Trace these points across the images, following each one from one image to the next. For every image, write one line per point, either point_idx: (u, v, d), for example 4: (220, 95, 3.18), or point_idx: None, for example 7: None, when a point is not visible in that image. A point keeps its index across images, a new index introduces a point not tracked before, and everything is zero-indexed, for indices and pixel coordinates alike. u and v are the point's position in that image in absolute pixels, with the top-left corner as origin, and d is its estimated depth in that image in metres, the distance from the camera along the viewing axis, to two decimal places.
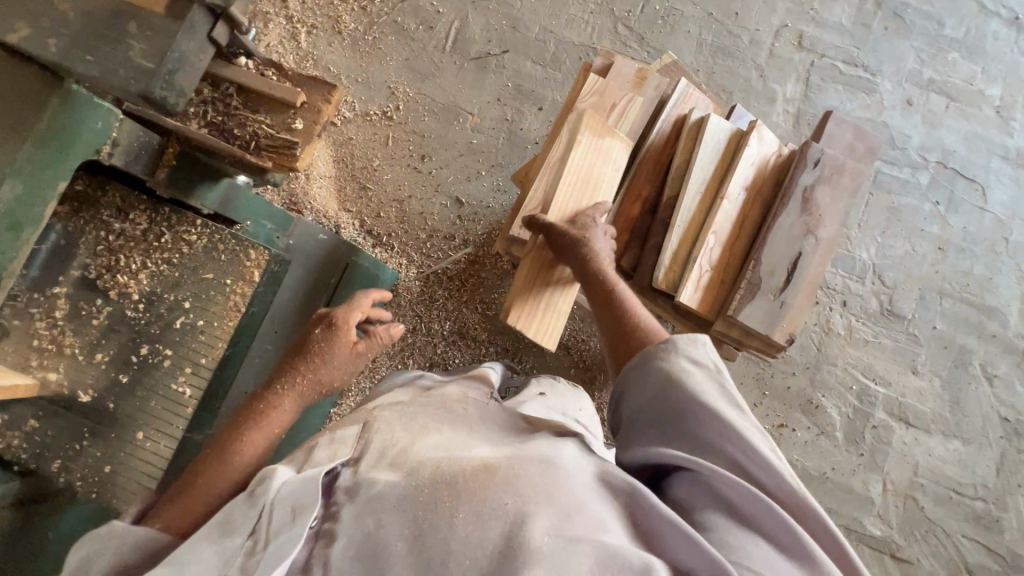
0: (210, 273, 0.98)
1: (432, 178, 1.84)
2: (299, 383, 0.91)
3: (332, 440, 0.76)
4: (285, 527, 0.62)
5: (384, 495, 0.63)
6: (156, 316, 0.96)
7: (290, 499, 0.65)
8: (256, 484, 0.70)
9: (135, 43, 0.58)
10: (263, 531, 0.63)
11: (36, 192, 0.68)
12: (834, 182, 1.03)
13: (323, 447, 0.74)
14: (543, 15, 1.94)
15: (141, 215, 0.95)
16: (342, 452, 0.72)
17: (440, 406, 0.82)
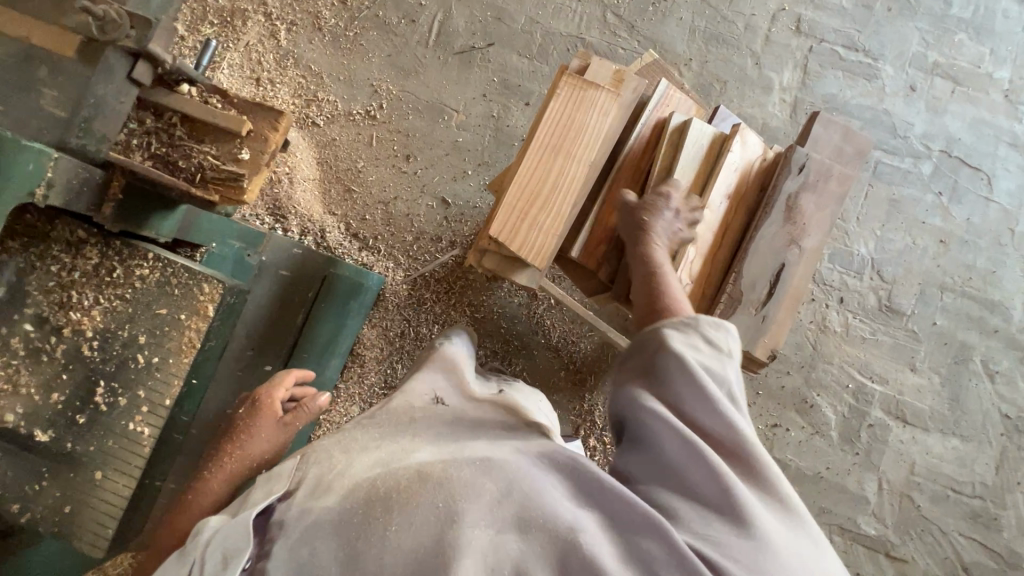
0: (163, 308, 0.86)
1: (417, 178, 1.80)
2: (222, 466, 0.87)
3: (269, 474, 0.71)
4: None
5: (320, 525, 0.61)
6: (113, 358, 0.84)
7: (222, 547, 0.62)
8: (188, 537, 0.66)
9: (45, 90, 0.67)
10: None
11: None
12: (819, 189, 0.99)
13: (261, 484, 0.70)
14: (529, 5, 1.87)
15: (93, 248, 0.84)
16: (281, 481, 0.68)
17: (390, 422, 0.76)
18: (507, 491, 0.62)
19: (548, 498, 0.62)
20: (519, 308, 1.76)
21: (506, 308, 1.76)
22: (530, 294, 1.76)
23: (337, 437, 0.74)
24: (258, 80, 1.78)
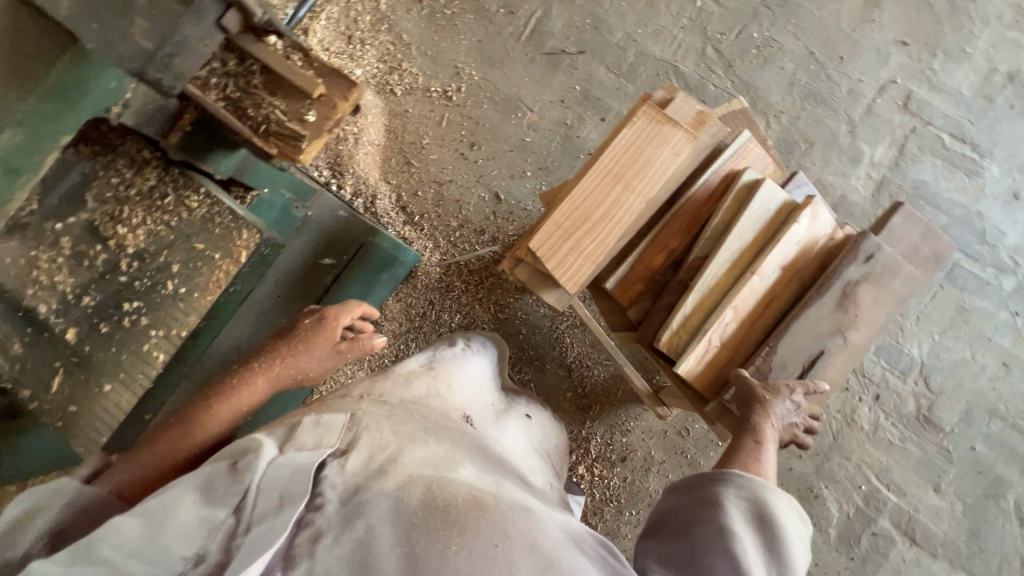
0: (200, 242, 0.89)
1: (476, 168, 1.80)
2: (274, 366, 0.97)
3: (318, 422, 0.70)
4: (268, 516, 0.56)
5: (375, 505, 0.59)
6: (146, 275, 0.88)
7: (275, 484, 0.58)
8: (241, 457, 0.64)
9: (139, 20, 0.69)
10: (246, 507, 0.57)
11: (41, 139, 0.75)
12: (881, 282, 0.93)
13: (307, 429, 0.68)
14: (630, 22, 1.83)
15: (152, 171, 0.91)
16: (332, 436, 0.66)
17: (417, 412, 0.76)
18: (557, 553, 0.61)
19: (584, 571, 0.61)
20: (543, 320, 1.74)
21: (530, 316, 1.74)
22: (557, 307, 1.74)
23: (381, 409, 0.74)
24: (350, 37, 1.82)
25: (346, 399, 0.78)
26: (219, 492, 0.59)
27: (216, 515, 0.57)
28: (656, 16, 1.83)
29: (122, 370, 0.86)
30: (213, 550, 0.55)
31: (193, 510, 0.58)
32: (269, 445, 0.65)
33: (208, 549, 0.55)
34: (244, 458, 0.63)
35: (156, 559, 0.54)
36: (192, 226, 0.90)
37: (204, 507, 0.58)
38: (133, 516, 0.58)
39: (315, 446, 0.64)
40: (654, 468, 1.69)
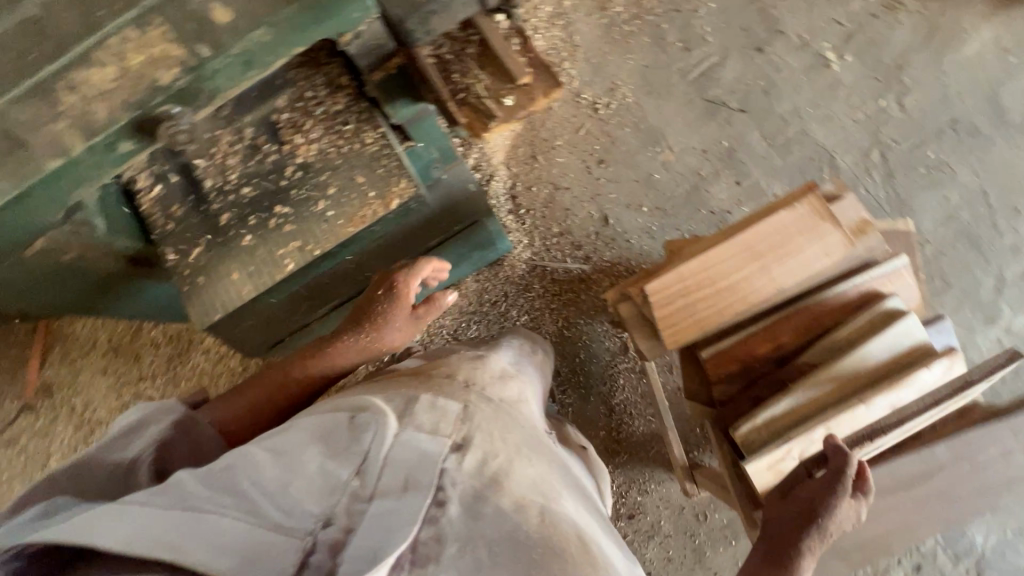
0: (362, 175, 0.81)
1: (596, 185, 1.80)
2: (356, 342, 1.00)
3: (432, 403, 0.71)
4: (390, 493, 0.59)
5: (487, 510, 0.62)
6: (303, 188, 0.82)
7: (396, 462, 0.62)
8: (362, 414, 0.67)
9: None
10: (366, 475, 0.61)
11: (279, 45, 0.63)
12: (980, 462, 0.90)
13: (423, 409, 0.70)
14: (803, 98, 1.77)
15: (344, 97, 0.82)
16: (449, 423, 0.69)
17: (507, 415, 0.79)
18: None
19: None
20: (604, 352, 1.72)
21: (593, 344, 1.72)
22: (623, 346, 1.71)
23: (489, 408, 0.77)
24: None
25: (448, 383, 0.80)
26: (339, 450, 0.63)
27: (340, 474, 0.61)
28: (831, 101, 1.75)
29: (253, 269, 0.81)
30: (338, 514, 0.58)
31: (317, 461, 0.62)
32: (384, 412, 0.67)
33: (332, 513, 0.58)
34: (362, 419, 0.67)
35: (285, 506, 0.58)
36: (361, 157, 0.82)
37: (327, 460, 0.62)
38: (259, 450, 0.63)
39: (432, 429, 0.67)
40: (657, 538, 1.64)
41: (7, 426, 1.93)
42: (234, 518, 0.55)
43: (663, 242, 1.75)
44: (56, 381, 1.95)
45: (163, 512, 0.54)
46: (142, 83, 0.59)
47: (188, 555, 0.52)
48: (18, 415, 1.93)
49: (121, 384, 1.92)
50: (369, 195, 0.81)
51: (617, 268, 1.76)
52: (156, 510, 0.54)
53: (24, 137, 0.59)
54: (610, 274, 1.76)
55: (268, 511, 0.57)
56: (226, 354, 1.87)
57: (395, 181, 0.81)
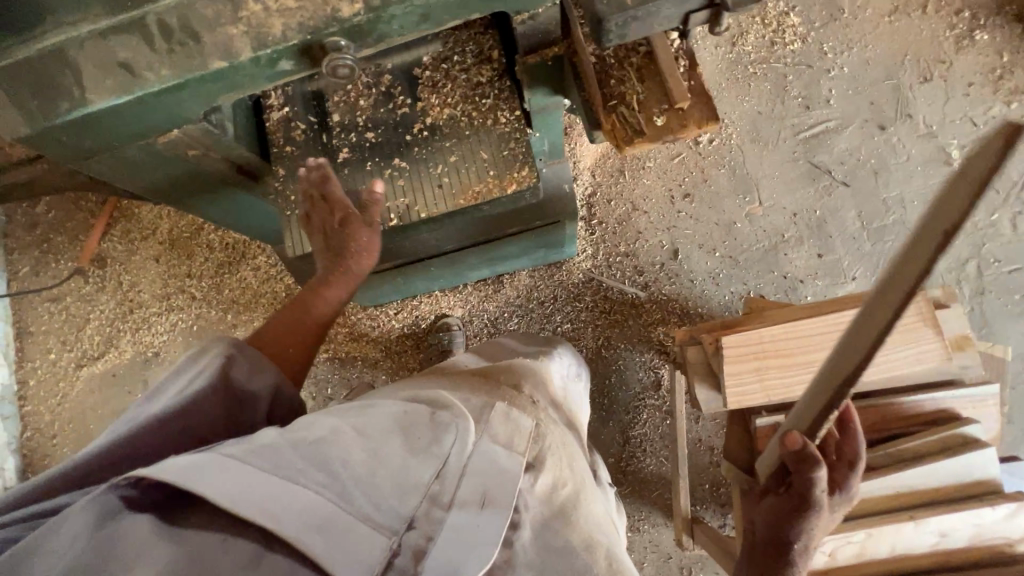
0: (485, 152, 0.79)
1: (674, 217, 1.76)
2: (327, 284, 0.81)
3: (506, 414, 0.76)
4: (469, 505, 0.62)
5: (551, 538, 0.68)
6: (425, 148, 0.81)
7: (474, 471, 0.65)
8: (444, 412, 0.69)
9: None
10: (447, 483, 0.63)
11: (462, 6, 0.62)
12: None
13: (499, 419, 0.74)
14: (913, 188, 1.69)
15: (488, 70, 0.80)
16: (521, 443, 0.73)
17: (562, 436, 0.83)
18: None
19: None
20: (635, 383, 1.69)
21: (627, 371, 1.70)
22: (655, 382, 1.68)
23: (553, 428, 0.83)
24: None
25: (520, 398, 0.83)
26: (422, 446, 0.65)
27: (423, 472, 0.62)
28: None
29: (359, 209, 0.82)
30: (421, 516, 0.60)
31: (400, 455, 0.62)
32: (467, 416, 0.70)
33: (416, 513, 0.59)
34: (444, 418, 0.69)
35: (373, 495, 0.58)
36: (487, 134, 0.80)
37: (408, 456, 0.63)
38: (341, 427, 0.64)
39: (509, 445, 0.71)
40: None
41: (56, 285, 2.01)
42: (324, 495, 0.55)
43: (726, 291, 1.70)
44: (111, 255, 2.02)
45: (261, 475, 0.55)
46: (323, 10, 0.60)
47: (279, 521, 0.52)
48: (69, 277, 2.00)
49: (169, 276, 1.98)
50: (489, 173, 0.78)
51: (672, 303, 1.72)
52: (251, 467, 0.55)
53: (199, 31, 0.60)
54: (664, 308, 1.72)
55: (357, 497, 0.57)
56: (273, 276, 1.91)
57: (515, 166, 0.77)
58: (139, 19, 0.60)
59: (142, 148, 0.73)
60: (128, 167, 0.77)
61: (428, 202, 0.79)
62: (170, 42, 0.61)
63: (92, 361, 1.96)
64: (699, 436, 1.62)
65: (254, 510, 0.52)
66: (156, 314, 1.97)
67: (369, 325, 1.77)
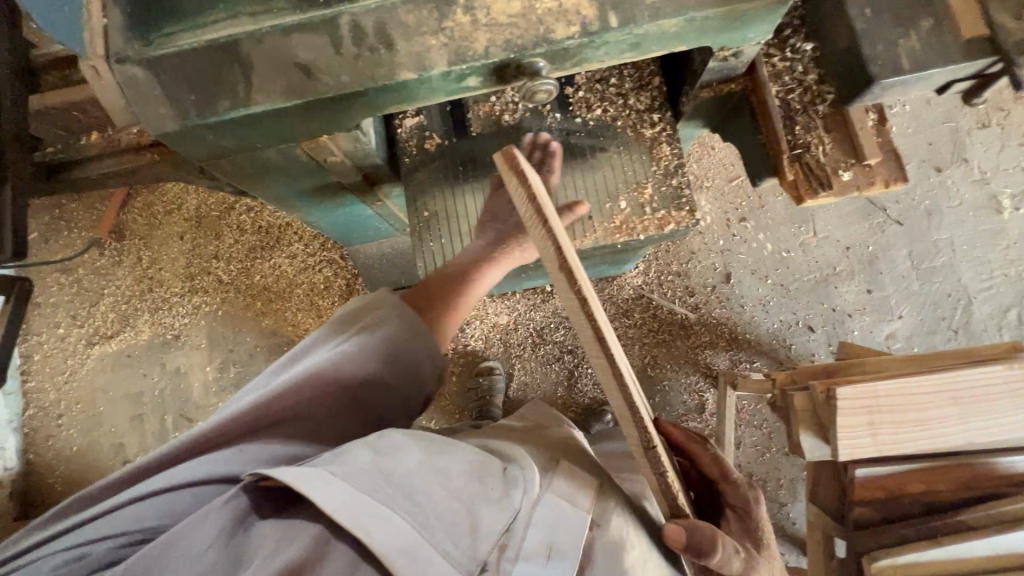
0: (644, 185, 0.74)
1: (728, 240, 1.75)
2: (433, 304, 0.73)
3: (571, 470, 0.59)
4: (537, 559, 0.50)
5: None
6: (572, 174, 0.76)
7: (543, 521, 0.52)
8: (514, 461, 0.56)
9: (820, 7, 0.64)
10: (516, 532, 0.50)
11: (677, 38, 0.57)
12: None
13: (563, 472, 0.58)
14: (963, 232, 1.72)
15: (645, 97, 0.76)
16: (585, 495, 0.56)
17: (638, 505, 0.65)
18: None
19: None
20: (679, 405, 1.68)
21: (672, 393, 1.68)
22: (701, 406, 1.67)
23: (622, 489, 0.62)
24: None
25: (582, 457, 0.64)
26: (496, 493, 0.51)
27: (496, 520, 0.49)
28: (989, 248, 1.71)
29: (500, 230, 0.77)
30: (491, 562, 0.48)
31: (475, 494, 0.50)
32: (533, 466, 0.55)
33: (488, 557, 0.48)
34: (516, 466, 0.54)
35: (453, 528, 0.47)
36: (642, 165, 0.75)
37: (483, 497, 0.50)
38: (421, 455, 0.51)
39: (575, 498, 0.55)
40: None
41: (60, 255, 1.80)
42: (410, 523, 0.46)
43: (775, 319, 1.70)
44: (131, 227, 1.83)
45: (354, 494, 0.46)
46: (535, 29, 0.54)
47: (375, 543, 0.44)
48: (82, 248, 1.80)
49: (194, 256, 1.80)
50: (645, 210, 0.74)
51: (721, 327, 1.71)
52: (349, 487, 0.46)
53: (395, 38, 0.54)
54: (712, 330, 1.71)
55: (438, 528, 0.46)
56: (312, 266, 1.78)
57: (676, 206, 0.74)
58: (331, 18, 0.53)
59: (280, 149, 0.66)
60: (256, 166, 0.70)
61: (576, 232, 0.74)
62: (359, 47, 0.54)
63: (105, 340, 1.76)
64: (739, 462, 1.63)
65: (355, 525, 0.44)
66: (177, 296, 1.79)
67: None
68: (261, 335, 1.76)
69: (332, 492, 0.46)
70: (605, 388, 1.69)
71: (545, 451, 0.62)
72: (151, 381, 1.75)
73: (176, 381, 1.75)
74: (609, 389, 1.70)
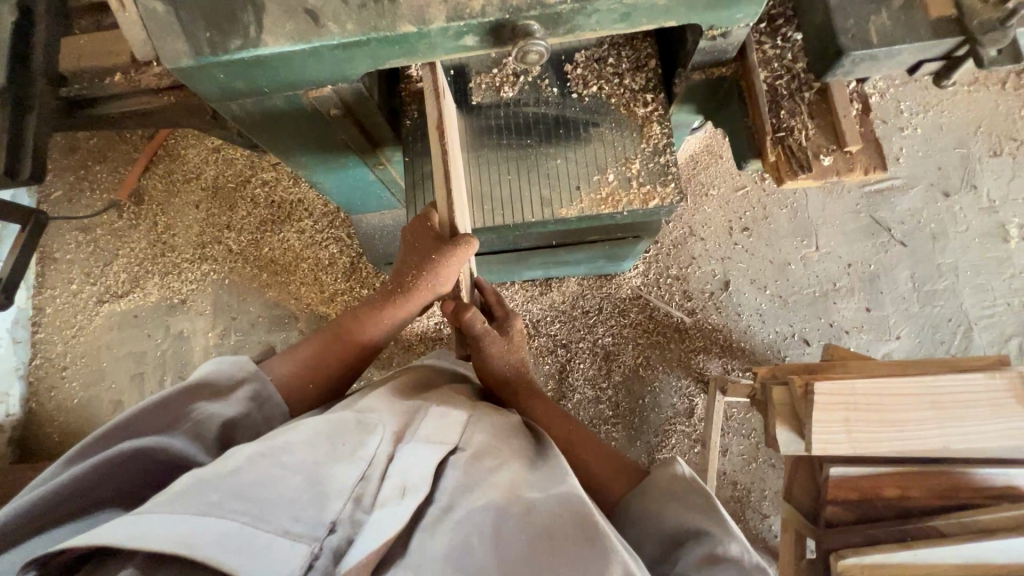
0: (634, 162, 0.76)
1: (729, 249, 1.76)
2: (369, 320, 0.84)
3: (439, 417, 0.65)
4: (389, 502, 0.54)
5: (487, 510, 0.54)
6: (563, 145, 0.78)
7: (396, 470, 0.57)
8: (368, 415, 0.63)
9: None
10: (369, 482, 0.56)
11: (664, 12, 0.60)
12: None
13: (430, 423, 0.64)
14: (968, 258, 1.71)
15: (640, 78, 0.78)
16: (447, 431, 0.63)
17: (514, 430, 0.71)
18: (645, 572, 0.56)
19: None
20: (668, 408, 1.68)
21: (662, 395, 1.68)
22: (690, 410, 1.67)
23: (497, 415, 0.72)
24: None
25: (457, 399, 0.73)
26: (347, 451, 0.57)
27: (344, 474, 0.55)
28: (993, 275, 1.69)
29: (492, 194, 0.78)
30: (342, 520, 0.52)
31: (322, 449, 0.56)
32: (389, 419, 0.63)
33: (338, 516, 0.52)
34: (370, 421, 0.62)
35: (292, 505, 0.50)
36: (633, 142, 0.77)
37: (334, 449, 0.56)
38: (256, 447, 0.54)
39: (436, 439, 0.61)
40: None
41: (81, 215, 1.87)
42: (238, 522, 0.47)
43: (771, 330, 1.70)
44: (150, 193, 1.90)
45: (185, 518, 0.46)
46: None
47: (199, 549, 0.44)
48: (103, 208, 1.87)
49: (207, 226, 1.85)
50: (633, 184, 0.76)
51: (716, 333, 1.71)
52: (159, 514, 0.46)
53: None
54: (707, 336, 1.71)
55: (274, 514, 0.49)
56: (319, 242, 1.82)
57: (662, 182, 0.76)
58: None
59: (287, 97, 0.70)
60: (264, 113, 0.73)
61: (562, 202, 0.77)
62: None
63: (114, 299, 1.82)
64: (724, 469, 1.62)
65: (172, 543, 0.44)
66: (187, 263, 1.84)
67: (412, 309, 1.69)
68: (263, 307, 1.80)
69: (129, 531, 0.44)
70: (595, 385, 1.69)
71: (421, 401, 0.70)
72: (155, 342, 1.80)
73: (178, 344, 1.79)
74: (599, 386, 1.69)
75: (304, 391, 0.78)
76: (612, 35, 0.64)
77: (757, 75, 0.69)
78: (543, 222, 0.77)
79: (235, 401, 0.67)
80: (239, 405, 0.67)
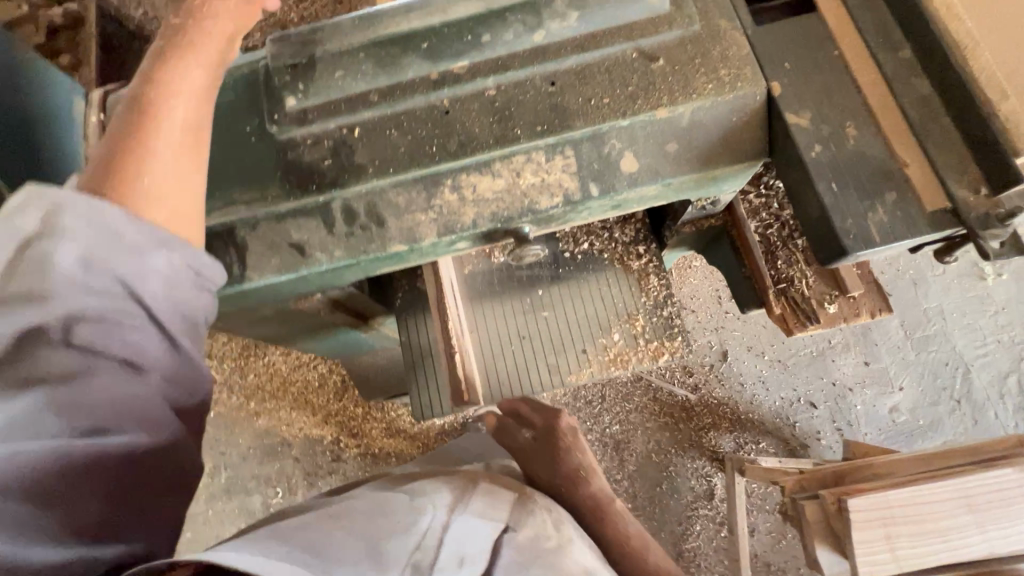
0: (636, 318, 0.76)
1: (722, 318, 1.74)
2: (189, 111, 0.49)
3: (489, 492, 0.58)
4: (449, 569, 0.45)
5: None
6: (564, 303, 0.78)
7: (455, 539, 0.49)
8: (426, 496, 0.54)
9: None
10: (428, 552, 0.46)
11: (654, 199, 0.58)
12: None
13: (481, 494, 0.57)
14: (952, 300, 1.73)
15: (628, 231, 0.78)
16: (500, 508, 0.56)
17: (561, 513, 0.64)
18: None
19: None
20: (687, 491, 1.62)
21: (679, 479, 1.63)
22: (710, 490, 1.62)
23: (538, 501, 0.63)
24: None
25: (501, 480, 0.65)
26: (405, 523, 0.48)
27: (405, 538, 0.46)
28: (978, 313, 1.72)
29: (495, 367, 0.77)
30: None
31: (375, 521, 0.48)
32: (443, 493, 0.55)
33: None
34: (423, 499, 0.53)
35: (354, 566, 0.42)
36: (630, 299, 0.76)
37: (387, 517, 0.49)
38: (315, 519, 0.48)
39: (490, 515, 0.54)
40: None
41: None
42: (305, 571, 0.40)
43: (776, 396, 1.68)
44: None
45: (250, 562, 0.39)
46: (520, 201, 0.56)
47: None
48: None
49: None
50: (638, 341, 0.75)
51: (723, 408, 1.68)
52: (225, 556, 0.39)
53: (386, 217, 0.56)
54: (714, 411, 1.68)
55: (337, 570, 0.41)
56: (306, 362, 1.54)
57: (668, 336, 0.75)
58: (325, 203, 0.55)
59: (276, 308, 0.67)
60: (253, 322, 0.71)
61: (571, 367, 0.75)
62: (351, 226, 0.56)
63: None
64: (755, 551, 1.56)
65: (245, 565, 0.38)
66: None
67: (410, 422, 1.50)
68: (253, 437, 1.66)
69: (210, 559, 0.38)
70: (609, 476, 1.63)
71: (465, 478, 0.62)
72: None
73: None
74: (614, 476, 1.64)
75: (158, 200, 0.45)
76: (605, 217, 0.63)
77: (746, 230, 0.69)
78: (552, 387, 0.76)
79: (81, 237, 0.39)
80: (94, 236, 0.39)
